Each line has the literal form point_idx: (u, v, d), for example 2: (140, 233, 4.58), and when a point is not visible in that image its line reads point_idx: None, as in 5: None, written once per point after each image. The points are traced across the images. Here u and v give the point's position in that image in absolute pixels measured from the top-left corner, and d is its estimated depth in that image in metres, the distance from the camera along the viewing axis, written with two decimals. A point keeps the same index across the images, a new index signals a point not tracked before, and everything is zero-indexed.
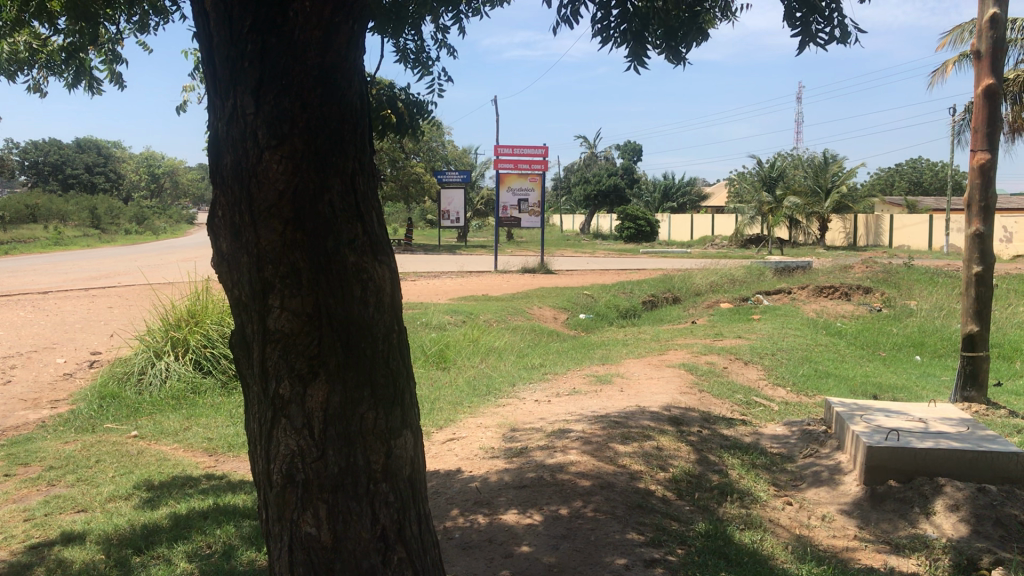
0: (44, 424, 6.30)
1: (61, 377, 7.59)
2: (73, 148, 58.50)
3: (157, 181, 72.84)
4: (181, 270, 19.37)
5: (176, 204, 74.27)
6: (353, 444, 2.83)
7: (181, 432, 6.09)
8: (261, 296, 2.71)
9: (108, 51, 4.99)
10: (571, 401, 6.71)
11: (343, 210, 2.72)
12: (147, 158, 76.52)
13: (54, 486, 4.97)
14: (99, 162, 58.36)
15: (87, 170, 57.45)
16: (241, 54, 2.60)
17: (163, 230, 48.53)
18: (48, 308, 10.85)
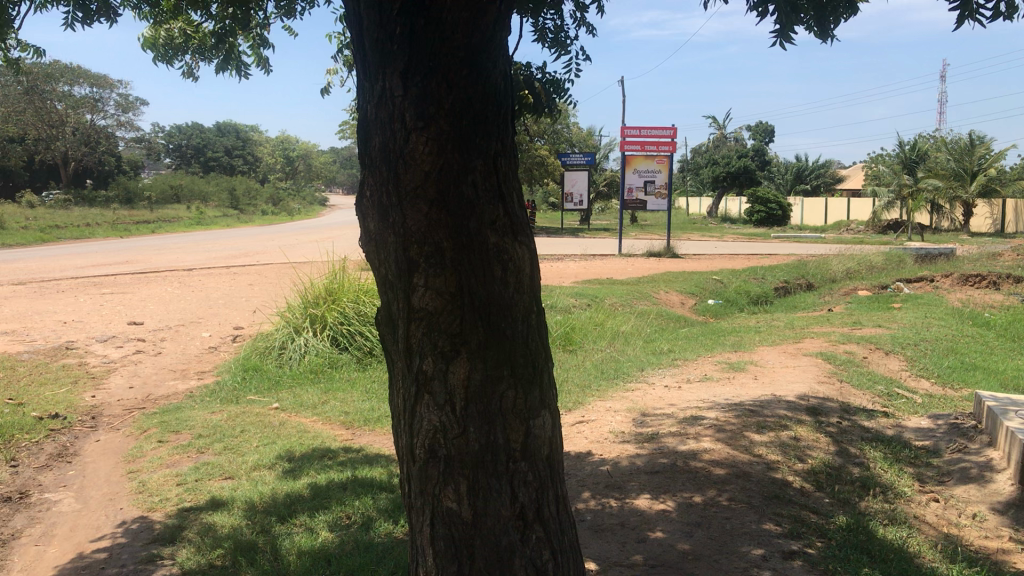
0: (193, 393, 6.63)
1: (207, 350, 7.95)
2: (214, 132, 61.35)
3: (291, 164, 75.42)
4: (317, 249, 20.07)
5: (310, 184, 76.72)
6: (493, 422, 2.86)
7: (319, 405, 6.28)
8: (406, 274, 2.77)
9: (255, 36, 5.14)
10: (703, 387, 6.60)
11: (486, 191, 2.73)
12: (282, 140, 79.30)
13: (203, 453, 5.20)
14: (239, 145, 60.98)
15: (227, 154, 60.42)
16: (390, 36, 2.66)
17: (298, 210, 50.17)
18: (194, 284, 11.39)
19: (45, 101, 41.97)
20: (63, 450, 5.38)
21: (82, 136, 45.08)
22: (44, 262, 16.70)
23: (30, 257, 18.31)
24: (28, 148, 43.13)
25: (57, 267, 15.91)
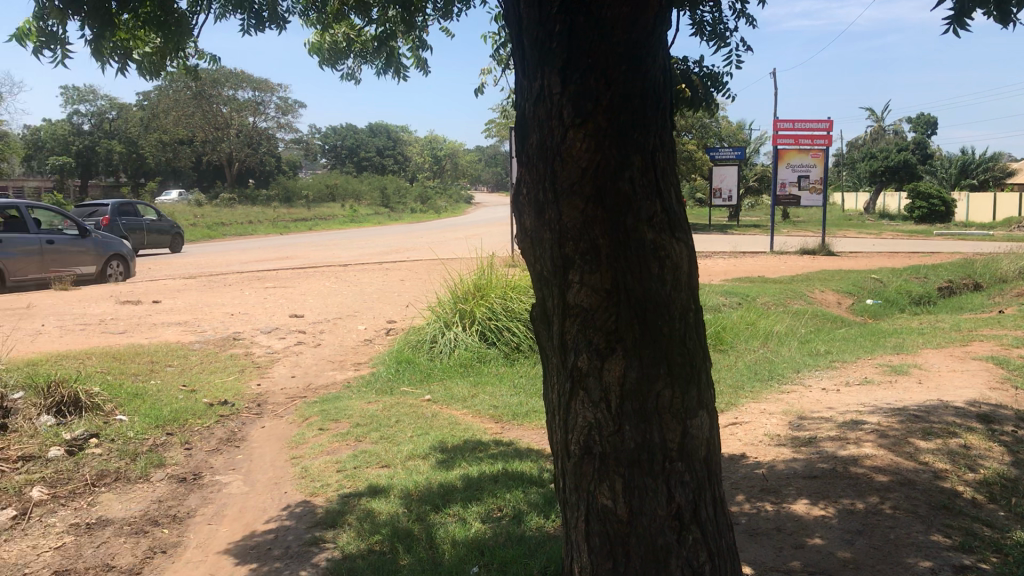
0: (350, 383, 6.90)
1: (362, 343, 8.23)
2: (366, 134, 63.71)
3: (439, 163, 77.24)
4: (465, 246, 20.50)
5: (456, 182, 78.41)
6: (649, 420, 2.83)
7: (470, 398, 6.40)
8: (563, 271, 2.79)
9: (415, 39, 5.28)
10: (863, 391, 6.34)
11: (643, 187, 2.71)
12: (431, 140, 81.34)
13: (361, 441, 5.40)
14: (389, 145, 62.96)
15: (379, 153, 62.72)
16: (549, 34, 2.69)
17: (446, 208, 51.26)
18: (349, 279, 11.82)
19: (212, 105, 44.80)
20: (233, 435, 5.70)
21: (245, 137, 47.87)
22: (214, 257, 17.77)
23: (200, 253, 19.52)
24: (196, 149, 47.04)
25: (226, 264, 16.90)
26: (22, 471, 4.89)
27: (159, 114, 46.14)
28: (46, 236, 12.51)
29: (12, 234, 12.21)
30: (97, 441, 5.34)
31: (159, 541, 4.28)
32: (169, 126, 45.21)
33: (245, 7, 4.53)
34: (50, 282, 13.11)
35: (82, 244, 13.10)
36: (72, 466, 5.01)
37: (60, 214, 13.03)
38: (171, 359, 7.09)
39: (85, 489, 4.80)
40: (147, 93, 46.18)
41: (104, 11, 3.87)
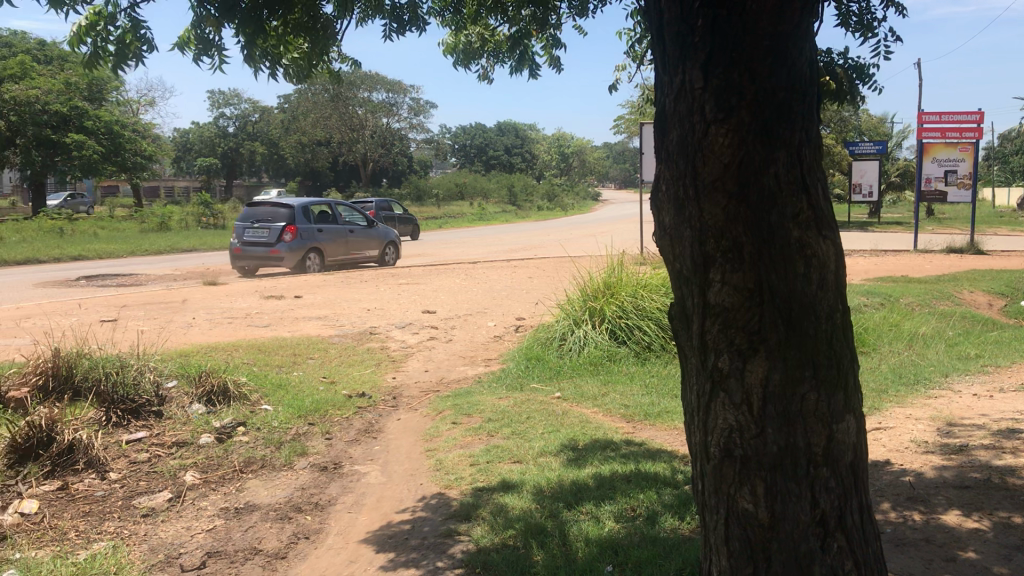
0: (481, 379, 7.00)
1: (492, 339, 8.33)
2: (495, 132, 64.68)
3: (567, 160, 77.47)
4: (594, 243, 20.48)
5: (584, 178, 78.43)
6: (793, 423, 2.75)
7: (600, 396, 6.38)
8: (703, 270, 2.74)
9: (549, 38, 5.30)
10: (1019, 398, 5.99)
11: (789, 183, 2.63)
12: (559, 138, 81.67)
13: (493, 437, 5.47)
14: (517, 143, 63.66)
15: (507, 152, 63.50)
16: (692, 29, 2.66)
17: (575, 205, 51.32)
18: (479, 276, 11.99)
19: (348, 107, 46.36)
20: (369, 426, 5.87)
21: (379, 138, 48.99)
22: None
23: None
24: (333, 150, 48.76)
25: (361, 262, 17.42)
26: (176, 455, 5.28)
27: (299, 116, 48.59)
28: (349, 226, 15.12)
29: (326, 224, 14.79)
30: (244, 429, 5.63)
31: (301, 527, 4.47)
32: (308, 128, 47.58)
33: (387, 11, 4.66)
34: (200, 277, 13.84)
35: (369, 233, 15.69)
36: (221, 452, 5.31)
37: (351, 207, 15.62)
38: (311, 351, 7.37)
39: (234, 475, 5.06)
40: (291, 96, 48.44)
41: (257, 19, 4.05)
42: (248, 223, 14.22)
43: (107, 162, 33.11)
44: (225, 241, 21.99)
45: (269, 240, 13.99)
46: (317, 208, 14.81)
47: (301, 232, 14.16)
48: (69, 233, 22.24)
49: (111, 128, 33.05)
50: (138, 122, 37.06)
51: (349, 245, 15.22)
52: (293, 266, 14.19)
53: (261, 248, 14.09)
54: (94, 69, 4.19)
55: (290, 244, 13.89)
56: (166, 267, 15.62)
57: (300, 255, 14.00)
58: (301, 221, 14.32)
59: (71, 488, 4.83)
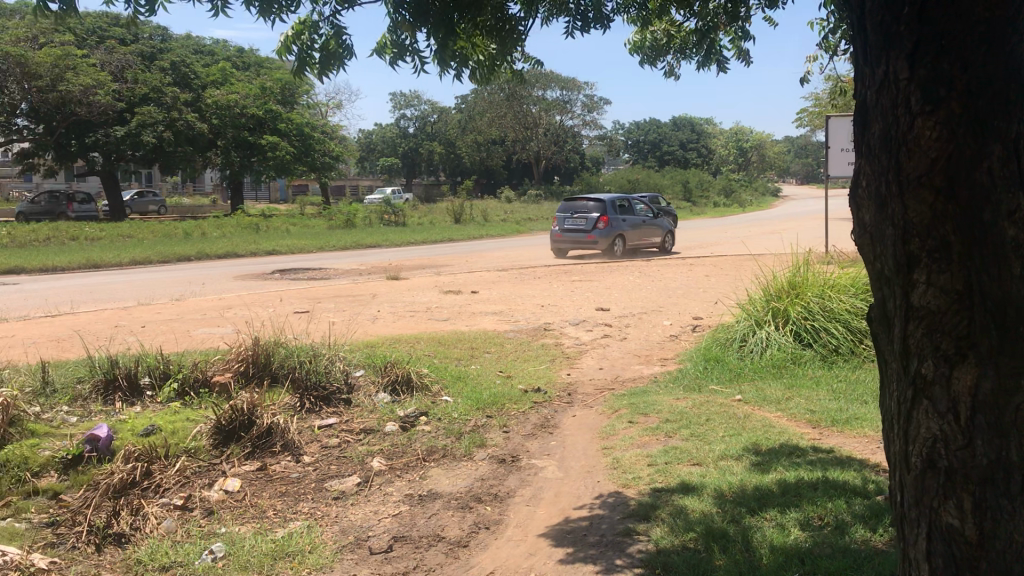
0: (657, 378, 6.93)
1: (668, 338, 8.23)
2: (670, 127, 63.97)
3: (744, 155, 75.53)
4: (773, 241, 19.85)
5: (763, 173, 76.03)
6: (1008, 436, 2.44)
7: (784, 400, 6.18)
8: (906, 269, 2.55)
9: (737, 31, 5.18)
10: None
11: (1006, 174, 2.38)
12: (736, 132, 79.76)
13: (671, 437, 5.40)
14: (693, 138, 62.71)
15: (681, 147, 62.74)
16: (896, 18, 2.54)
17: (752, 201, 49.90)
18: (655, 274, 11.88)
19: (523, 105, 47.71)
20: (546, 421, 5.92)
21: (552, 135, 49.85)
22: (523, 250, 18.59)
23: (511, 247, 20.56)
24: (508, 149, 50.36)
25: (535, 259, 17.64)
26: (363, 441, 5.53)
27: (476, 115, 50.33)
28: (646, 217, 17.63)
29: (628, 215, 17.50)
30: (426, 419, 5.82)
31: (482, 517, 4.57)
32: (483, 128, 49.54)
33: (572, 9, 4.70)
34: (382, 272, 14.39)
35: (659, 222, 18.27)
36: (405, 440, 5.51)
37: (644, 201, 18.31)
38: (489, 345, 7.53)
39: (418, 463, 5.24)
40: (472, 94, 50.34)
41: (447, 22, 4.17)
42: (568, 214, 17.20)
43: (298, 163, 35.12)
44: (406, 237, 22.75)
45: (587, 228, 16.89)
46: (620, 201, 17.57)
47: (612, 221, 16.91)
48: (265, 230, 23.66)
49: (302, 130, 35.25)
50: (326, 124, 39.14)
51: (645, 232, 17.82)
52: (606, 250, 16.96)
53: (580, 235, 17.04)
54: (300, 77, 4.44)
55: (606, 231, 16.71)
56: (351, 262, 16.34)
57: (613, 241, 16.75)
58: (610, 212, 17.02)
59: (270, 469, 5.16)
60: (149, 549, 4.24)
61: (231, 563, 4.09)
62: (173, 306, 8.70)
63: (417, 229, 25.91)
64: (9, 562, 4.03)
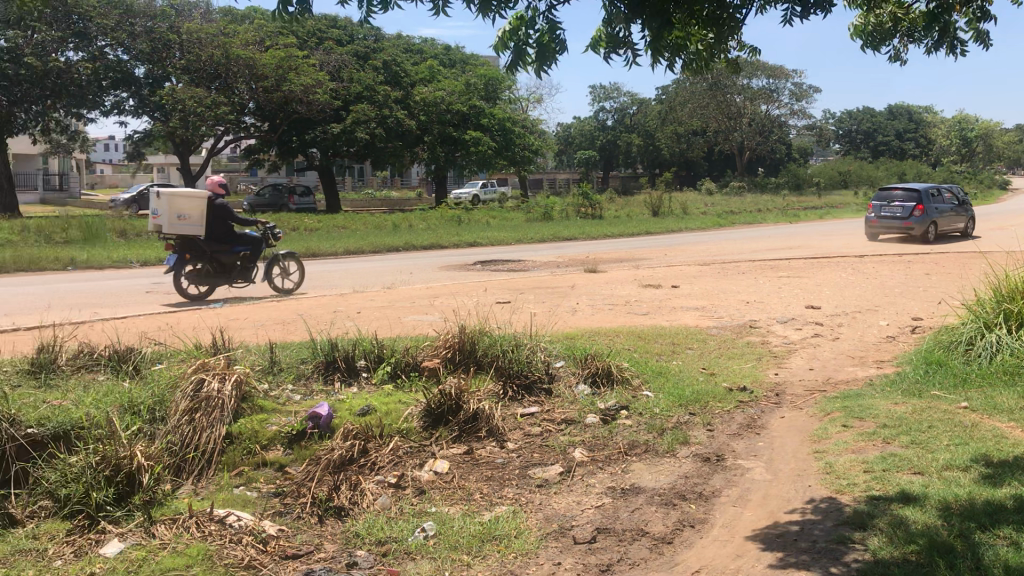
0: (872, 382, 6.57)
1: (884, 339, 7.79)
2: (885, 115, 60.70)
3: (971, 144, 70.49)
4: (1003, 237, 18.37)
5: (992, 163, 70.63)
6: None
7: (1018, 409, 5.69)
8: None
9: (974, 10, 4.84)
10: None
11: None
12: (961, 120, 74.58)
13: (890, 444, 5.12)
14: (911, 128, 59.19)
15: (897, 136, 59.32)
16: None
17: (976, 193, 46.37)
18: (869, 271, 11.27)
19: (726, 95, 46.90)
20: (753, 421, 5.76)
21: (757, 126, 48.93)
22: (726, 245, 18.17)
23: (712, 240, 20.16)
24: (709, 140, 50.26)
25: (738, 252, 17.19)
26: (565, 431, 5.58)
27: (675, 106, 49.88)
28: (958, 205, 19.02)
29: (939, 202, 18.94)
30: (627, 413, 5.81)
31: (687, 515, 4.50)
32: (684, 119, 49.28)
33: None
34: (581, 264, 14.49)
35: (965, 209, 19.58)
36: (606, 433, 5.51)
37: (952, 190, 19.68)
38: (691, 341, 7.42)
39: (619, 456, 5.24)
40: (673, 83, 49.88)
41: (664, 12, 4.13)
42: (883, 203, 18.93)
43: (500, 157, 36.01)
44: (604, 230, 22.80)
45: (903, 215, 18.53)
46: (931, 190, 19.10)
47: (928, 208, 18.42)
48: (467, 222, 24.44)
49: (503, 124, 35.96)
50: (526, 118, 39.89)
51: (952, 218, 19.24)
52: (922, 235, 18.61)
53: (895, 222, 18.74)
54: (515, 72, 4.53)
55: (923, 218, 18.28)
56: (551, 254, 16.56)
57: (929, 227, 18.34)
58: (926, 200, 18.54)
59: (475, 453, 5.32)
60: (365, 524, 4.47)
61: (441, 542, 4.26)
62: (384, 293, 9.12)
63: (615, 222, 25.95)
64: (243, 528, 4.38)
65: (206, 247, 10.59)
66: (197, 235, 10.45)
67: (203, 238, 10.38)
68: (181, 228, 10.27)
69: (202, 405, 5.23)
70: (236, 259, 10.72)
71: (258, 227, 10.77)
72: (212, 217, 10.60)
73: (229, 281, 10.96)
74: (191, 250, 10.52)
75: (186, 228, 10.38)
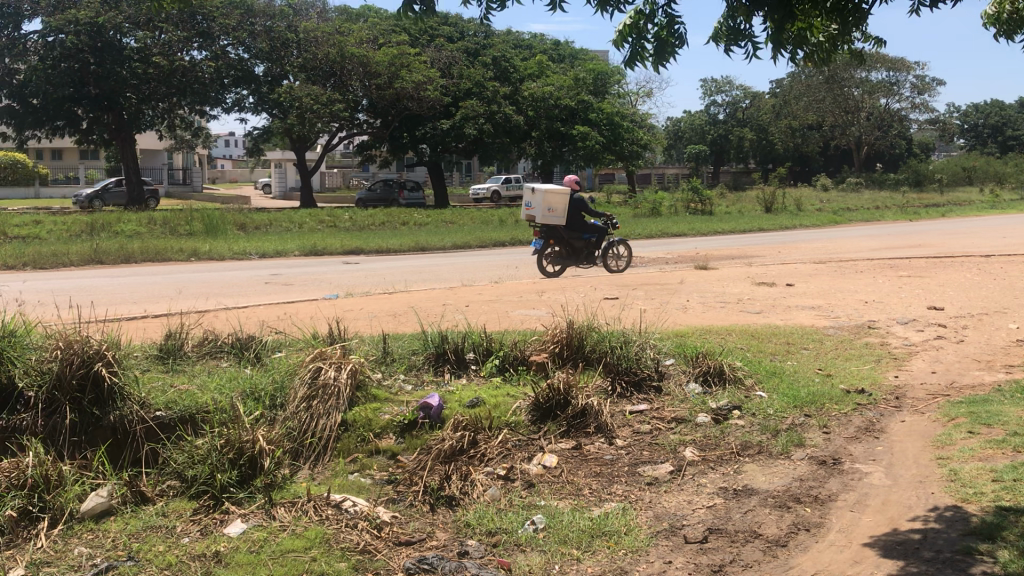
0: (1001, 387, 6.27)
1: (1014, 343, 7.42)
2: (1016, 110, 57.80)
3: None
4: None
5: None
6: None
7: None
8: None
9: None
10: None
11: None
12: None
13: (1021, 453, 4.88)
14: None
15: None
16: None
17: None
18: (998, 272, 10.75)
19: (843, 88, 45.54)
20: (871, 425, 5.58)
21: (876, 120, 47.55)
22: (842, 244, 17.63)
23: (826, 239, 19.59)
24: (825, 134, 48.91)
25: (854, 250, 16.65)
26: (675, 430, 5.52)
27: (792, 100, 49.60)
28: None
29: None
30: (739, 413, 5.70)
31: (802, 519, 4.39)
32: (799, 113, 48.06)
33: None
34: (691, 261, 14.30)
35: None
36: (718, 433, 5.43)
37: None
38: (806, 341, 7.23)
39: (731, 456, 5.15)
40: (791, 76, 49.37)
41: (785, 4, 4.06)
42: None
43: (608, 152, 35.84)
44: (715, 226, 22.44)
45: None
46: None
47: None
48: (573, 217, 24.42)
49: (612, 119, 35.65)
50: (634, 113, 39.57)
51: None
52: None
53: None
54: (632, 68, 4.57)
55: None
56: (660, 250, 16.39)
57: None
58: None
59: (584, 449, 5.31)
60: (476, 514, 4.52)
61: (551, 535, 4.27)
62: (494, 288, 9.20)
63: (726, 218, 25.49)
64: (358, 513, 4.49)
65: (566, 235, 12.21)
66: (561, 225, 12.08)
67: (567, 229, 11.95)
68: (549, 221, 11.87)
69: (319, 392, 5.38)
70: (588, 245, 12.25)
71: (607, 219, 12.30)
72: (571, 208, 12.14)
73: (578, 263, 12.60)
74: (554, 238, 12.14)
75: (551, 219, 12.03)
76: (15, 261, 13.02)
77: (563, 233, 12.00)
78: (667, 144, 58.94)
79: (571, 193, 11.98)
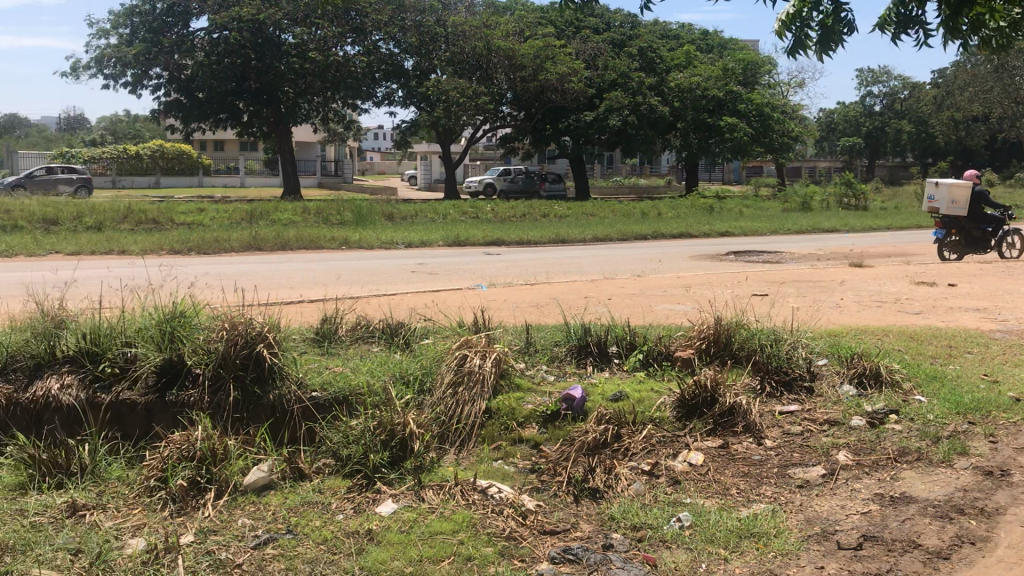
0: None
1: None
2: None
3: None
4: None
5: None
6: None
7: None
8: None
9: None
10: None
11: None
12: None
13: None
14: None
15: None
16: None
17: None
18: None
19: None
20: None
21: None
22: None
23: None
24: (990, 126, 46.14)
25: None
26: (828, 433, 5.34)
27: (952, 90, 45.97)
28: None
29: None
30: (897, 417, 5.46)
31: (966, 531, 4.17)
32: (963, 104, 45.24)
33: None
34: (844, 258, 13.78)
35: None
36: (874, 437, 5.22)
37: None
38: (970, 345, 6.84)
39: (888, 462, 4.94)
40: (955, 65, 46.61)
41: None
42: None
43: (757, 143, 34.95)
44: (871, 222, 21.55)
45: None
46: None
47: None
48: (718, 210, 23.98)
49: (762, 110, 34.71)
50: (785, 104, 38.40)
51: None
52: None
53: None
54: (797, 55, 4.49)
55: None
56: (811, 246, 15.89)
57: None
58: None
59: (732, 448, 5.21)
60: (621, 508, 4.50)
61: (698, 533, 4.21)
62: (638, 281, 9.14)
63: (882, 213, 24.44)
64: (504, 500, 4.54)
65: (967, 225, 13.59)
66: (965, 215, 13.47)
67: (970, 219, 13.34)
68: (955, 211, 13.34)
69: (465, 379, 5.48)
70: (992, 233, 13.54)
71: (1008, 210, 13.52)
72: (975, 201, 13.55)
73: (977, 251, 13.88)
74: (957, 227, 13.61)
75: (954, 210, 13.48)
76: (182, 245, 13.87)
77: (965, 223, 13.43)
78: (819, 136, 57.00)
79: (975, 186, 13.32)
